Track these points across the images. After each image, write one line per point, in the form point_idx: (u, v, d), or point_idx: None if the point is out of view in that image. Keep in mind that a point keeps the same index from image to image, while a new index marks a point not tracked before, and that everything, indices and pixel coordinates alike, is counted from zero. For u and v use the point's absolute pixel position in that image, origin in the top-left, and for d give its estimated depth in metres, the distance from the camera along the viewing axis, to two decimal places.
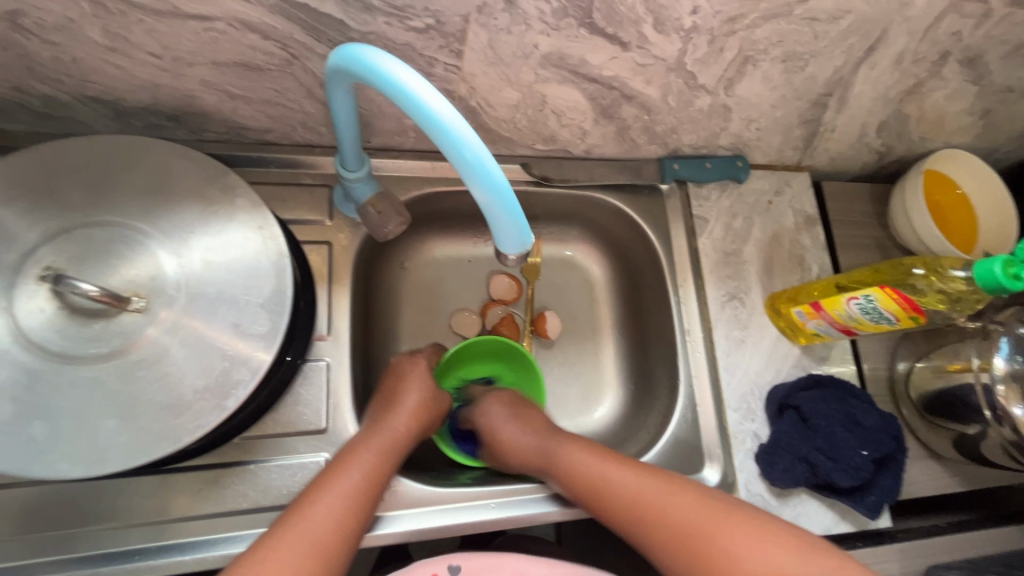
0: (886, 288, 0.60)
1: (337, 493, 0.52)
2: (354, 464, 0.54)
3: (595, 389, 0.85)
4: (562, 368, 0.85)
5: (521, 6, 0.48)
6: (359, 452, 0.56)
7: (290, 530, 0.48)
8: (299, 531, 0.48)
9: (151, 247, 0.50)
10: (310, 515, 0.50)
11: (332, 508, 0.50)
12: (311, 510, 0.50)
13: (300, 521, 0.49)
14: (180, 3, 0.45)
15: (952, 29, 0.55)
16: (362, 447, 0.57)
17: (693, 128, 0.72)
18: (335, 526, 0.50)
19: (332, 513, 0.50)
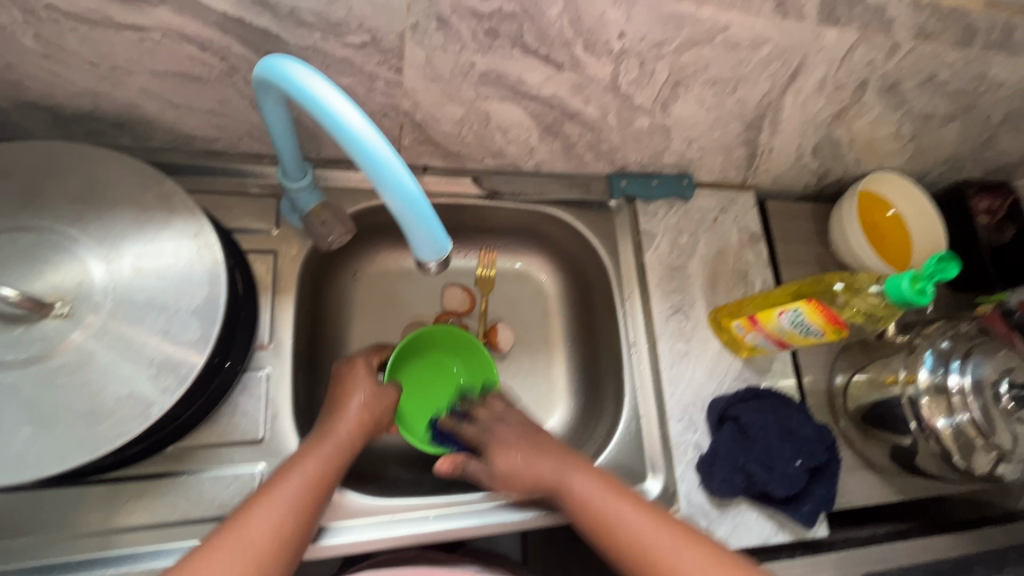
0: (812, 302, 0.62)
1: (279, 502, 0.51)
2: (298, 470, 0.54)
3: (546, 400, 0.86)
4: (514, 380, 0.86)
5: (454, 26, 0.50)
6: (305, 458, 0.55)
7: (229, 543, 0.48)
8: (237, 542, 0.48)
9: (80, 253, 0.50)
10: (249, 525, 0.49)
11: (274, 519, 0.50)
12: (252, 519, 0.49)
13: (239, 532, 0.49)
14: (114, 13, 0.46)
15: (865, 59, 0.58)
16: (307, 452, 0.56)
17: (637, 147, 0.74)
18: (276, 537, 0.49)
19: (272, 523, 0.50)
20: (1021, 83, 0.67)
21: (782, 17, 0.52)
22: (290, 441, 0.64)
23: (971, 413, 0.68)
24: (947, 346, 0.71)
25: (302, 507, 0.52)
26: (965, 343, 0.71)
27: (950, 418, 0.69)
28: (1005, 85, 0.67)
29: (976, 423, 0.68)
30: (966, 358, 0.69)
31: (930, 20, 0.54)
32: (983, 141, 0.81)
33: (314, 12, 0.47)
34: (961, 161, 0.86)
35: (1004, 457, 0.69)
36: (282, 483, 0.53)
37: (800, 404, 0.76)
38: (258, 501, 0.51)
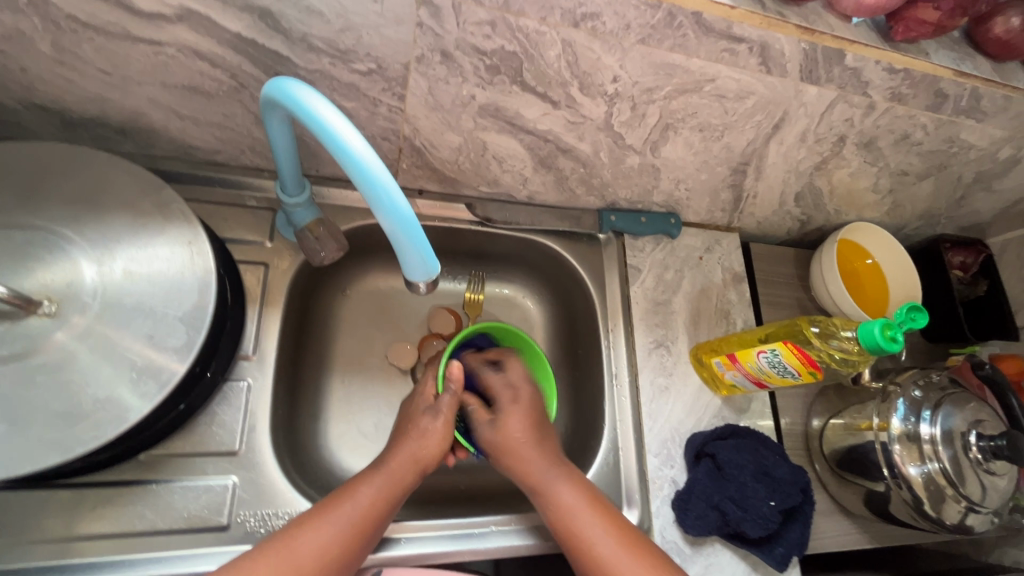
0: (788, 344, 0.64)
1: (331, 525, 0.53)
2: (352, 496, 0.55)
3: None
4: None
5: (457, 60, 0.52)
6: (362, 485, 0.57)
7: (274, 552, 0.50)
8: (285, 558, 0.50)
9: (73, 254, 0.51)
10: (299, 543, 0.51)
11: (322, 540, 0.52)
12: (302, 538, 0.51)
13: (288, 546, 0.51)
14: (131, 27, 0.48)
15: (844, 116, 0.62)
16: (375, 478, 0.58)
17: (627, 184, 0.77)
18: (325, 559, 0.51)
19: (321, 544, 0.52)
20: (990, 147, 0.71)
21: (765, 71, 0.54)
22: (265, 455, 0.63)
23: (941, 462, 0.69)
24: (919, 395, 0.73)
25: (355, 534, 0.53)
26: (936, 393, 0.73)
27: (922, 466, 0.69)
28: (976, 148, 0.71)
29: (946, 472, 0.69)
30: (937, 408, 0.71)
31: (903, 84, 0.57)
32: (957, 198, 0.85)
33: (324, 39, 0.49)
34: (936, 216, 0.90)
35: (971, 508, 0.69)
36: (338, 505, 0.54)
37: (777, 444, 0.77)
38: (311, 521, 0.53)
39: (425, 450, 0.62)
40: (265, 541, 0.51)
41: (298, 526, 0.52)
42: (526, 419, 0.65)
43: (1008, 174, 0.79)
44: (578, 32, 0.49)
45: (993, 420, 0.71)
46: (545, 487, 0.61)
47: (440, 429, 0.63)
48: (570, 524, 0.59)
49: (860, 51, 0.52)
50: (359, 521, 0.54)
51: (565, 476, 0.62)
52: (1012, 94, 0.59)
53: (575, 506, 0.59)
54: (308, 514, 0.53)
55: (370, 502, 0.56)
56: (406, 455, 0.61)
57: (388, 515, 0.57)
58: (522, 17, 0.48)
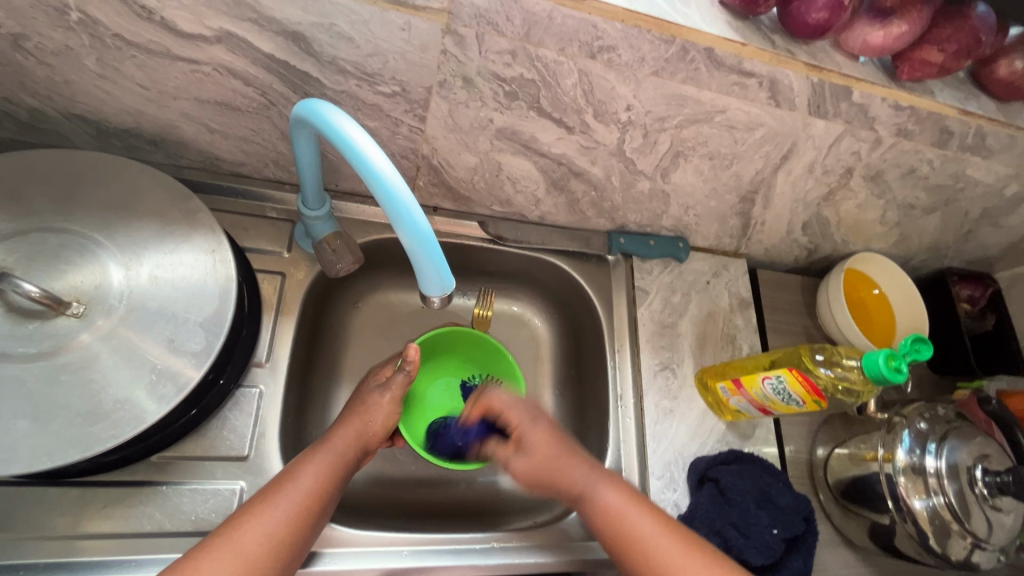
0: (794, 371, 0.65)
1: (278, 507, 0.53)
2: (296, 477, 0.56)
3: None
4: None
5: (478, 86, 0.54)
6: (305, 465, 0.57)
7: (217, 546, 0.49)
8: (230, 548, 0.49)
9: (102, 258, 0.53)
10: (244, 529, 0.51)
11: (269, 525, 0.52)
12: (248, 525, 0.51)
13: (233, 536, 0.50)
14: (172, 46, 0.50)
15: (851, 149, 0.63)
16: (315, 458, 0.58)
17: (637, 208, 0.79)
18: (272, 544, 0.51)
19: (269, 528, 0.51)
20: (997, 184, 0.72)
21: (774, 105, 0.56)
22: (273, 462, 0.64)
23: (946, 496, 0.68)
24: (924, 427, 0.73)
25: (303, 514, 0.54)
26: (942, 426, 0.73)
27: (927, 500, 0.69)
28: (982, 184, 0.72)
29: (951, 505, 0.68)
30: (942, 441, 0.71)
31: (909, 120, 0.58)
32: (964, 233, 0.86)
33: (352, 62, 0.52)
34: (943, 249, 0.91)
35: (977, 544, 0.69)
36: (282, 488, 0.55)
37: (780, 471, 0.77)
38: (255, 508, 0.53)
39: (367, 427, 0.65)
40: (210, 534, 0.51)
41: (240, 516, 0.52)
42: (549, 437, 0.67)
43: (1015, 210, 0.80)
44: (594, 63, 0.51)
45: (1000, 456, 0.71)
46: (597, 492, 0.62)
47: (385, 406, 0.66)
48: (619, 522, 0.60)
49: (867, 88, 0.54)
50: (306, 501, 0.54)
51: (607, 479, 0.63)
52: (1017, 133, 0.61)
53: (625, 510, 0.60)
54: (251, 503, 0.53)
55: (316, 483, 0.56)
56: (349, 436, 0.63)
57: (337, 493, 0.58)
58: (541, 47, 0.50)
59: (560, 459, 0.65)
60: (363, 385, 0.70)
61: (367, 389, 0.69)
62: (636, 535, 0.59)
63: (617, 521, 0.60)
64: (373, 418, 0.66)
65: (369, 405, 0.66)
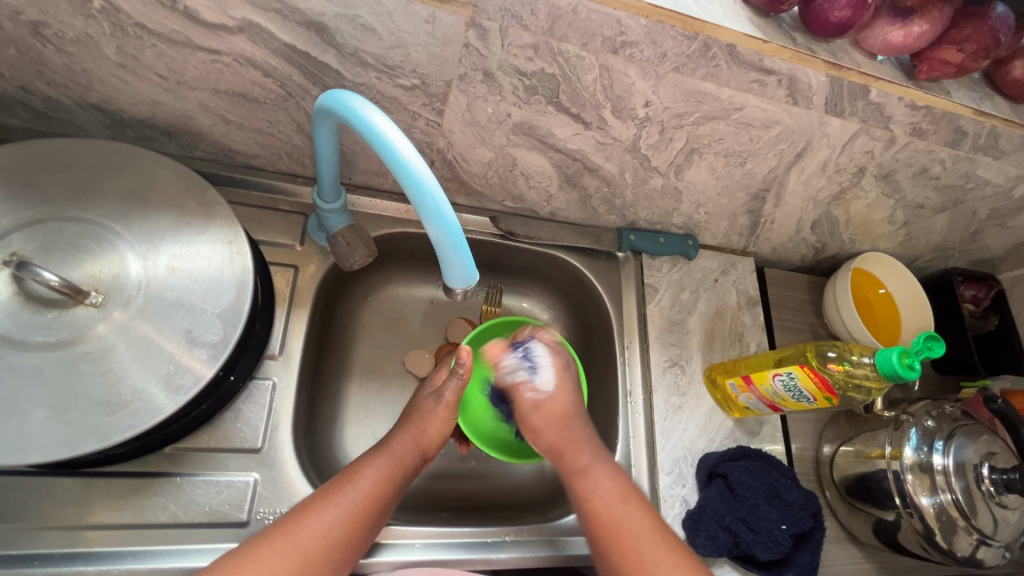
0: (806, 368, 0.65)
1: (338, 507, 0.54)
2: (354, 481, 0.57)
3: None
4: None
5: (498, 80, 0.55)
6: (363, 469, 0.58)
7: (278, 537, 0.51)
8: (289, 542, 0.51)
9: (120, 248, 0.53)
10: (304, 525, 0.52)
11: (327, 524, 0.53)
12: (307, 522, 0.52)
13: (293, 530, 0.52)
14: (193, 36, 0.50)
15: (865, 148, 0.64)
16: (373, 463, 0.59)
17: (648, 205, 0.79)
18: (327, 543, 0.52)
19: (326, 528, 0.53)
20: (1006, 185, 0.73)
21: (792, 103, 0.56)
22: (286, 454, 0.64)
23: (953, 493, 0.69)
24: (932, 425, 0.74)
25: (360, 517, 0.55)
26: (949, 424, 0.73)
27: (934, 497, 0.70)
28: (991, 184, 0.73)
29: (958, 503, 0.69)
30: (949, 439, 0.72)
31: (924, 119, 0.59)
32: (970, 233, 0.87)
33: (373, 54, 0.52)
34: (949, 249, 0.92)
35: (983, 540, 0.69)
36: (341, 489, 0.56)
37: (787, 467, 0.78)
38: (316, 506, 0.54)
39: (424, 434, 0.64)
40: (272, 525, 0.52)
41: (302, 510, 0.53)
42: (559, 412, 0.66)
43: (1022, 211, 0.81)
44: (616, 59, 0.51)
45: (1007, 453, 0.71)
46: (590, 478, 0.63)
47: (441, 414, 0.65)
48: (598, 509, 0.61)
49: (886, 87, 0.54)
50: (362, 504, 0.55)
51: (602, 471, 0.64)
52: None
53: (613, 504, 0.61)
54: (313, 499, 0.55)
55: (373, 487, 0.57)
56: (407, 442, 0.63)
57: (393, 497, 0.59)
58: (564, 42, 0.50)
59: (568, 439, 0.65)
60: (419, 391, 0.70)
61: (424, 395, 0.68)
62: (620, 527, 0.60)
63: (604, 513, 0.61)
64: (432, 424, 0.65)
65: (426, 413, 0.65)
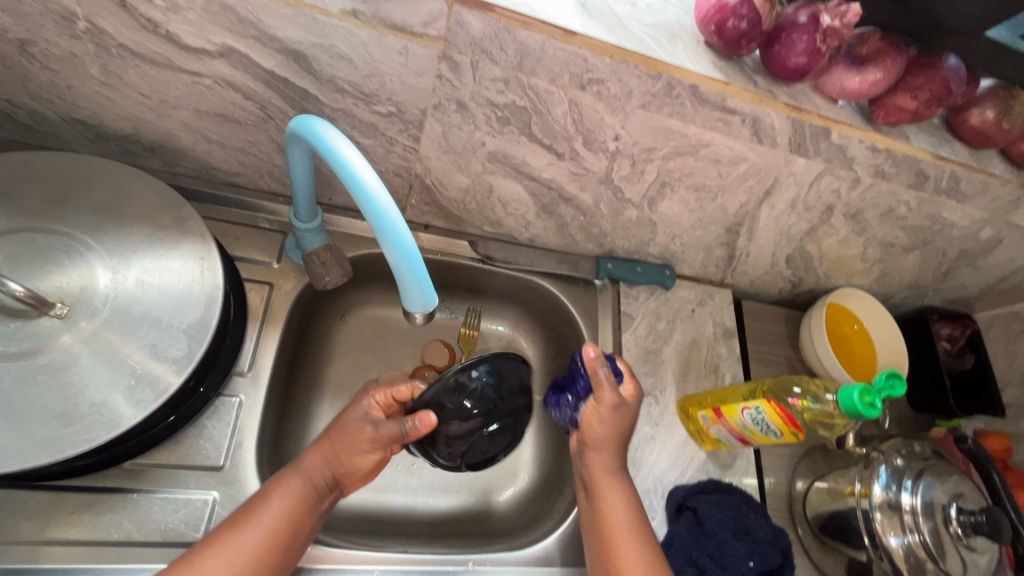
0: (772, 403, 0.65)
1: (247, 530, 0.52)
2: (257, 519, 0.53)
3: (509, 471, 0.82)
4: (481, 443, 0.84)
5: (472, 110, 0.56)
6: (270, 505, 0.54)
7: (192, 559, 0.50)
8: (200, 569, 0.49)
9: (91, 261, 0.53)
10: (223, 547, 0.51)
11: (251, 548, 0.51)
12: (218, 550, 0.50)
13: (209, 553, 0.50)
14: (175, 58, 0.52)
15: (832, 187, 0.65)
16: (279, 497, 0.55)
17: (625, 234, 0.80)
18: None
19: (240, 550, 0.51)
20: (971, 228, 0.74)
21: (757, 142, 0.58)
22: (248, 474, 0.63)
23: (922, 534, 0.69)
24: (901, 463, 0.74)
25: (260, 556, 0.51)
26: (918, 463, 0.74)
27: (903, 537, 0.69)
28: (958, 226, 0.74)
29: (926, 544, 0.68)
30: (918, 478, 0.72)
31: (886, 162, 0.60)
32: (942, 273, 0.88)
33: (350, 82, 0.53)
34: (923, 288, 0.93)
35: None
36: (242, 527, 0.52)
37: (759, 502, 0.77)
38: (216, 546, 0.51)
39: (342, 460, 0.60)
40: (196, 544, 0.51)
41: (215, 536, 0.52)
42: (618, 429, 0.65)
43: (990, 253, 0.82)
44: (584, 94, 0.53)
45: (975, 495, 0.71)
46: (604, 488, 0.64)
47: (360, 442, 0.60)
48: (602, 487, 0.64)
49: (845, 130, 0.56)
50: (264, 542, 0.52)
51: (619, 483, 0.64)
52: (988, 179, 0.63)
53: (621, 513, 0.61)
54: (225, 526, 0.52)
55: (287, 513, 0.55)
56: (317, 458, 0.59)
57: (300, 533, 0.55)
58: (534, 77, 0.51)
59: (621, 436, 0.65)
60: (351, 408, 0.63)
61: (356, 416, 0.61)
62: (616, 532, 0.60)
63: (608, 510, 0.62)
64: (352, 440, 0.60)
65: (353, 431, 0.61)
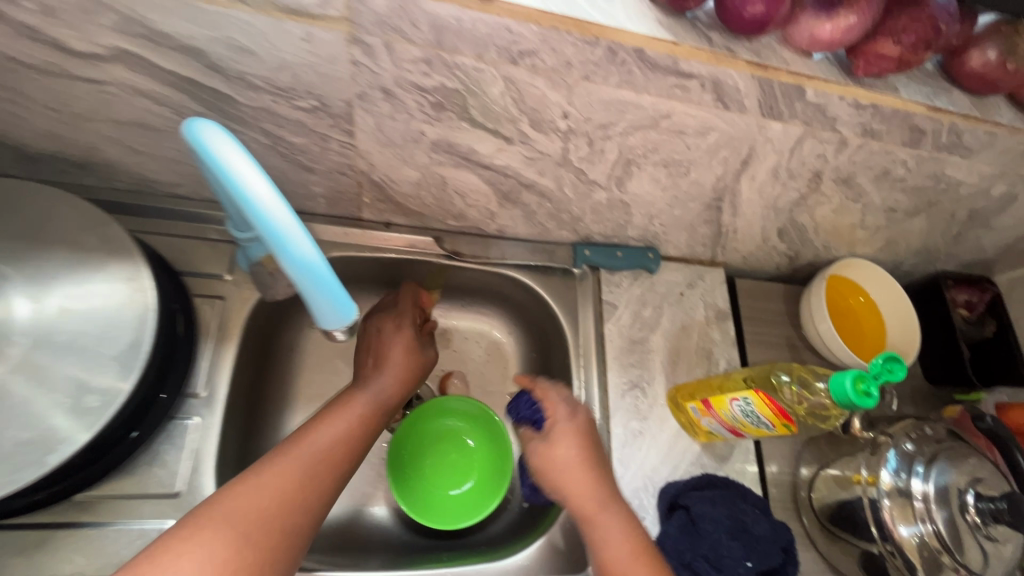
0: (761, 393, 0.59)
1: (301, 461, 0.53)
2: (321, 431, 0.56)
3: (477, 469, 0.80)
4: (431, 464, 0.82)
5: (400, 98, 0.51)
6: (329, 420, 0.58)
7: (245, 499, 0.47)
8: (229, 511, 0.46)
9: (6, 290, 0.50)
10: (273, 477, 0.50)
11: (314, 489, 0.52)
12: (253, 485, 0.49)
13: (254, 490, 0.48)
14: (69, 67, 0.47)
15: (815, 151, 0.58)
16: (336, 412, 0.59)
17: (598, 218, 0.75)
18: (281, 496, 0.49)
19: (288, 485, 0.50)
20: (982, 184, 0.66)
21: (722, 107, 0.52)
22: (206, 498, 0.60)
23: (934, 524, 0.63)
24: (911, 448, 0.67)
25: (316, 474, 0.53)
26: (930, 446, 0.67)
27: (914, 527, 0.64)
28: (967, 184, 0.66)
29: (941, 535, 0.63)
30: (930, 463, 0.66)
31: (873, 119, 0.53)
32: (954, 235, 0.80)
33: (261, 77, 0.48)
34: (935, 253, 0.85)
35: None
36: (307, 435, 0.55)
37: (758, 497, 0.72)
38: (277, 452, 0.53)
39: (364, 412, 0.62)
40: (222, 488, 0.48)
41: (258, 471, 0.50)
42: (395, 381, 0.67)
43: (1006, 211, 0.74)
44: (518, 69, 0.47)
45: (995, 479, 0.65)
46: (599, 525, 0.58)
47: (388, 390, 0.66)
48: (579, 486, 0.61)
49: (821, 86, 0.49)
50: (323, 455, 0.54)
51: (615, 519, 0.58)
52: (995, 130, 0.55)
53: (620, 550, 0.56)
54: (261, 469, 0.51)
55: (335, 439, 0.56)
56: (398, 373, 0.68)
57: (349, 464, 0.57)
58: (457, 54, 0.46)
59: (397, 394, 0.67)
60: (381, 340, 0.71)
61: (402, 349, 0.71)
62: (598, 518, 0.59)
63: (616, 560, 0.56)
64: (395, 369, 0.68)
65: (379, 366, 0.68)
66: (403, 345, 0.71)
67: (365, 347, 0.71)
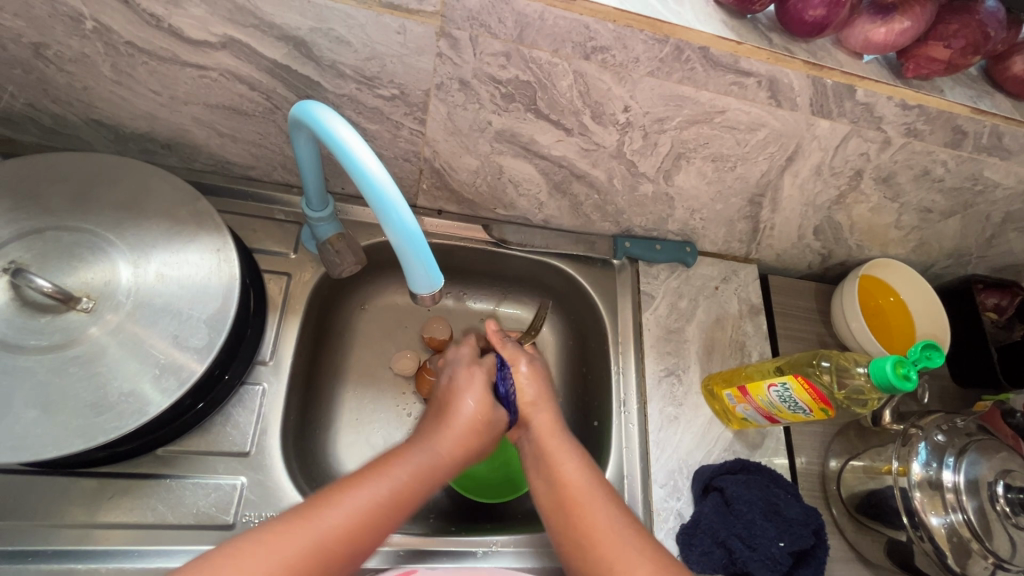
0: (800, 378, 0.63)
1: (297, 543, 0.47)
2: (390, 471, 0.54)
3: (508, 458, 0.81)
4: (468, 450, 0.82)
5: (475, 88, 0.55)
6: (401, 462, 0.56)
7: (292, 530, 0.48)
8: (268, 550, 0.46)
9: (113, 256, 0.55)
10: (264, 554, 0.46)
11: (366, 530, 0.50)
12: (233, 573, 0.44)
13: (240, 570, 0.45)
14: (181, 53, 0.52)
15: (859, 149, 0.61)
16: (413, 454, 0.57)
17: (641, 211, 0.78)
18: (342, 534, 0.49)
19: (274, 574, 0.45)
20: (1017, 186, 0.69)
21: (775, 104, 0.55)
22: (274, 458, 0.65)
23: (965, 513, 0.65)
24: (942, 439, 0.70)
25: (378, 513, 0.51)
26: (961, 439, 0.69)
27: (945, 516, 0.66)
28: (1002, 187, 0.69)
29: (971, 524, 0.65)
30: (961, 454, 0.68)
31: (918, 120, 0.57)
32: (986, 238, 0.83)
33: (351, 67, 0.53)
34: (966, 256, 0.87)
35: (999, 565, 0.65)
36: (371, 474, 0.54)
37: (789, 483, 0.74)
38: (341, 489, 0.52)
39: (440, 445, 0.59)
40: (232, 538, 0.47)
41: (251, 544, 0.47)
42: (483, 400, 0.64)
43: None
44: (589, 64, 0.52)
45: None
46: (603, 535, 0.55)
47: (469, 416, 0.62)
48: (574, 503, 0.58)
49: (871, 87, 0.53)
50: (392, 494, 0.53)
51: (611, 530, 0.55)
52: None
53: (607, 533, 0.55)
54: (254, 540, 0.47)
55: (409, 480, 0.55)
56: (461, 440, 0.61)
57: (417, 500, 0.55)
58: (535, 49, 0.50)
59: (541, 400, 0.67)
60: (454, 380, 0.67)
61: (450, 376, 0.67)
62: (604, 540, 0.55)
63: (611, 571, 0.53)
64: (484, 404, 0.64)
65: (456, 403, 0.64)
66: (474, 399, 0.64)
67: (439, 401, 0.67)
